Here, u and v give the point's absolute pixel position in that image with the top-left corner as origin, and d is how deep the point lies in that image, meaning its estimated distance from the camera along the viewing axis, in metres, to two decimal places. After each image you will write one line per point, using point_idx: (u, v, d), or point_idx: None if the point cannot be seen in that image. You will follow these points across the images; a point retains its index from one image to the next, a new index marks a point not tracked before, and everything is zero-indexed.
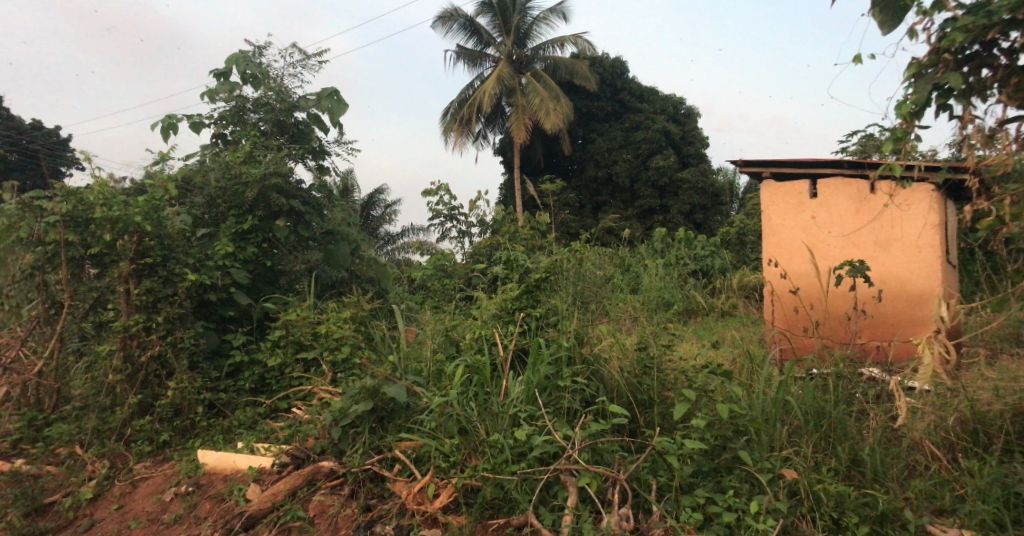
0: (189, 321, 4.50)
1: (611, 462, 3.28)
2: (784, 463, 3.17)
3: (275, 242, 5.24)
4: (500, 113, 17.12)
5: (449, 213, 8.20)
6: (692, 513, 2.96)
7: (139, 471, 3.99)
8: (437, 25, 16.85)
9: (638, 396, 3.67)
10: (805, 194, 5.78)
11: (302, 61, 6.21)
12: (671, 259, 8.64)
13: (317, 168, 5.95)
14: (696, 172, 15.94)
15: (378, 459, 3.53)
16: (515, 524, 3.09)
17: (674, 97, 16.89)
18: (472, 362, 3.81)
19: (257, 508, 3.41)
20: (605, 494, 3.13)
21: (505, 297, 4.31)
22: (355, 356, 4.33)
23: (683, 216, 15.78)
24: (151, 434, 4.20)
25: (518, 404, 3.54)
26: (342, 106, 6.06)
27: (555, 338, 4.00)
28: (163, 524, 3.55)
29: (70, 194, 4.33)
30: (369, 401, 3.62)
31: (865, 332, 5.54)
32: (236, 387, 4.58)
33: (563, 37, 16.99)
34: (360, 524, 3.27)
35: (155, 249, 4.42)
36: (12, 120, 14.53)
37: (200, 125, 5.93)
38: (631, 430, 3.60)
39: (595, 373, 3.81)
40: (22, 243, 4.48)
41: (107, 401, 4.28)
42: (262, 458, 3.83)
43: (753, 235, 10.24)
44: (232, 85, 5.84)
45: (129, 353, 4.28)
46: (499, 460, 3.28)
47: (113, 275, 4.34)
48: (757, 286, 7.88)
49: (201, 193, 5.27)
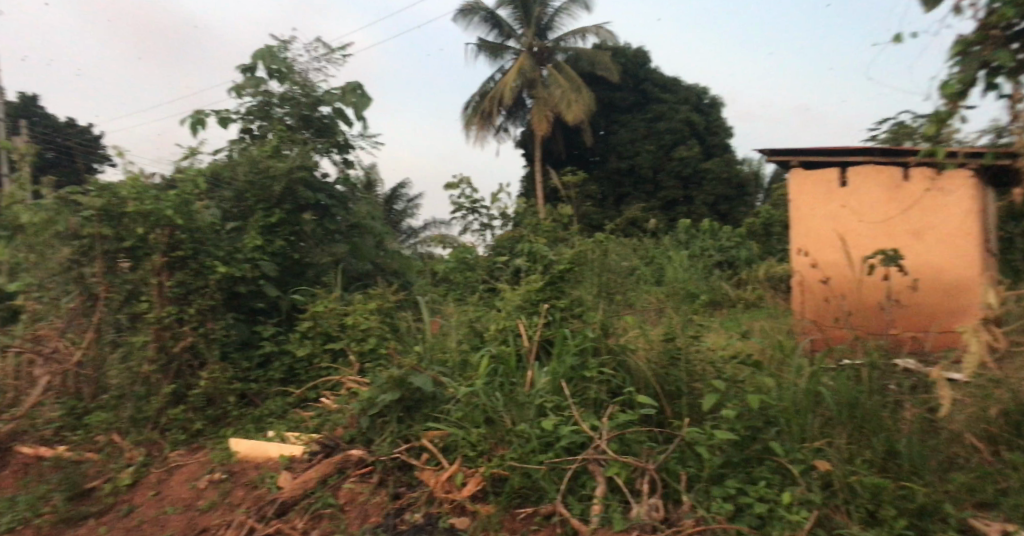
0: (219, 312, 4.62)
1: (639, 452, 3.30)
2: (817, 454, 3.14)
3: (302, 235, 5.33)
4: (521, 106, 17.07)
5: (471, 206, 8.15)
6: (723, 504, 2.97)
7: (174, 459, 4.08)
8: (457, 19, 16.85)
9: (665, 388, 3.64)
10: (835, 182, 5.70)
11: (326, 55, 6.27)
12: (695, 251, 8.58)
13: (342, 161, 6.03)
14: (722, 163, 15.80)
15: (406, 448, 3.58)
16: (543, 513, 3.13)
17: (698, 87, 16.77)
18: (498, 353, 3.91)
19: (289, 495, 3.46)
20: (633, 485, 3.15)
21: (529, 289, 4.30)
22: (382, 347, 4.46)
23: (708, 207, 15.65)
24: (185, 423, 4.29)
25: (544, 394, 3.59)
26: (366, 100, 6.11)
27: (581, 330, 4.04)
28: (198, 511, 3.61)
29: (104, 189, 4.39)
30: (396, 390, 3.66)
31: (900, 323, 5.48)
32: (267, 378, 4.69)
33: (584, 27, 16.88)
34: (389, 511, 3.33)
35: (186, 242, 4.52)
36: (48, 119, 14.83)
37: (228, 121, 6.03)
38: (660, 421, 3.58)
39: (622, 363, 3.80)
40: (60, 237, 4.52)
41: (141, 391, 4.32)
42: (293, 446, 3.91)
43: (779, 225, 10.08)
44: (258, 80, 5.93)
45: (162, 344, 4.34)
46: (526, 449, 3.31)
47: (145, 267, 4.42)
48: (785, 277, 7.80)
49: (229, 187, 5.31)
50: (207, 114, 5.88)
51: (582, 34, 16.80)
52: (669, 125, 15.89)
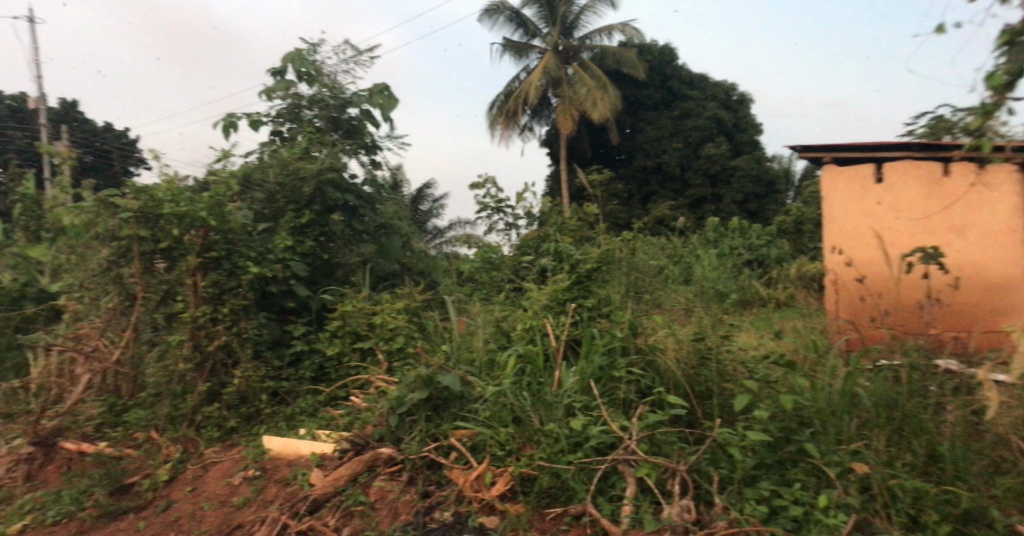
0: (252, 312, 4.70)
1: (670, 453, 3.28)
2: (854, 457, 3.11)
3: (331, 235, 5.39)
4: (546, 105, 17.05)
5: (496, 206, 8.20)
6: (757, 506, 2.94)
7: (209, 456, 4.16)
8: (483, 19, 16.87)
9: (696, 388, 3.61)
10: (870, 179, 5.63)
11: (354, 57, 6.33)
12: (724, 249, 8.50)
13: (370, 163, 6.07)
14: (751, 160, 15.61)
15: (434, 446, 3.60)
16: (573, 513, 3.13)
17: (726, 83, 16.58)
18: (525, 352, 3.95)
19: (320, 492, 3.48)
20: (664, 486, 3.14)
21: (556, 288, 4.33)
22: (410, 346, 4.52)
23: (737, 205, 15.47)
24: (219, 420, 4.36)
25: (572, 394, 3.58)
26: (394, 102, 6.15)
27: (609, 329, 4.03)
28: (233, 507, 3.67)
29: (141, 192, 4.48)
30: (425, 389, 3.69)
31: (941, 322, 5.36)
32: (298, 376, 4.76)
33: (610, 25, 16.79)
34: (419, 509, 3.35)
35: (220, 243, 4.59)
36: (86, 123, 15.19)
37: (259, 124, 6.11)
38: (690, 421, 3.55)
39: (651, 363, 3.78)
40: (99, 239, 4.63)
41: (178, 389, 4.43)
42: (324, 444, 3.97)
43: (811, 223, 9.93)
44: (288, 83, 6.00)
45: (197, 343, 4.42)
46: (555, 449, 3.32)
47: (181, 268, 4.50)
48: (817, 275, 7.68)
49: (260, 189, 5.39)
50: (239, 117, 5.97)
51: (608, 32, 16.72)
52: (696, 123, 15.75)
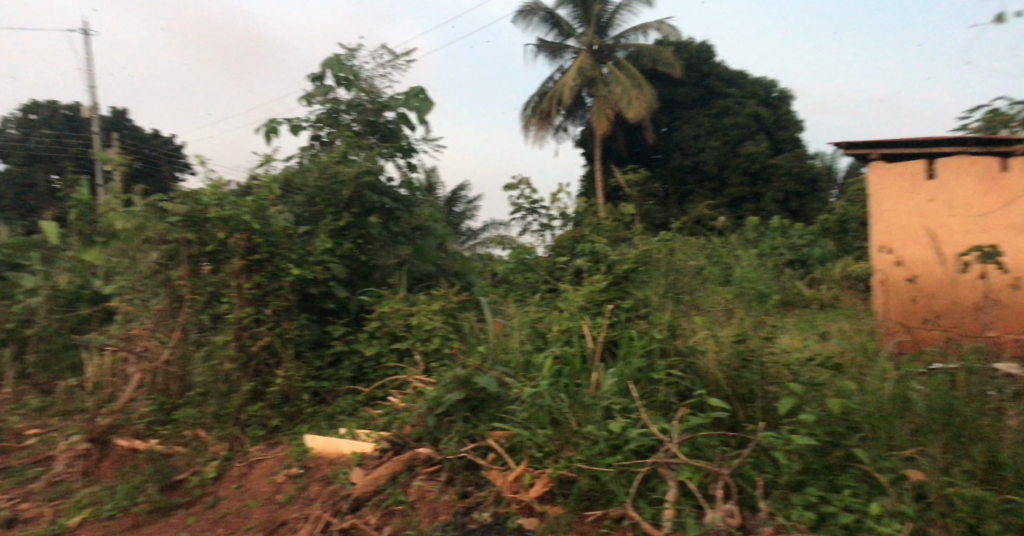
0: (294, 313, 4.80)
1: (711, 456, 3.25)
2: (907, 463, 3.00)
3: (369, 238, 5.42)
4: (581, 105, 16.99)
5: (530, 207, 8.18)
6: (804, 512, 2.89)
7: (254, 454, 4.24)
8: (517, 20, 16.88)
9: (738, 390, 3.53)
10: (921, 175, 5.46)
11: (391, 61, 6.39)
12: (765, 249, 8.35)
13: (407, 166, 6.12)
14: (793, 157, 15.30)
15: (472, 447, 3.61)
16: (613, 516, 3.10)
17: (766, 80, 16.28)
18: (562, 353, 3.96)
19: (361, 491, 3.51)
20: (707, 490, 3.09)
21: (592, 289, 4.40)
22: (446, 347, 4.59)
23: (778, 204, 15.19)
24: (263, 419, 4.45)
25: (611, 396, 3.57)
26: (429, 105, 6.19)
27: (647, 331, 4.02)
28: (278, 504, 3.73)
29: (188, 196, 4.58)
30: (461, 390, 3.71)
31: (999, 324, 5.21)
32: (338, 376, 4.84)
33: (646, 23, 16.65)
34: (458, 510, 3.36)
35: (262, 246, 4.68)
36: (134, 130, 15.67)
37: (299, 128, 6.21)
38: (732, 424, 3.49)
39: (691, 365, 3.71)
40: (149, 242, 4.75)
41: (223, 389, 4.46)
42: (364, 443, 4.01)
43: (856, 222, 9.68)
44: (326, 88, 6.08)
45: (241, 344, 4.50)
46: (594, 452, 3.29)
47: (226, 271, 4.59)
48: (863, 275, 7.50)
49: (300, 193, 5.46)
50: (280, 122, 6.07)
51: (644, 30, 16.59)
52: (735, 120, 15.51)
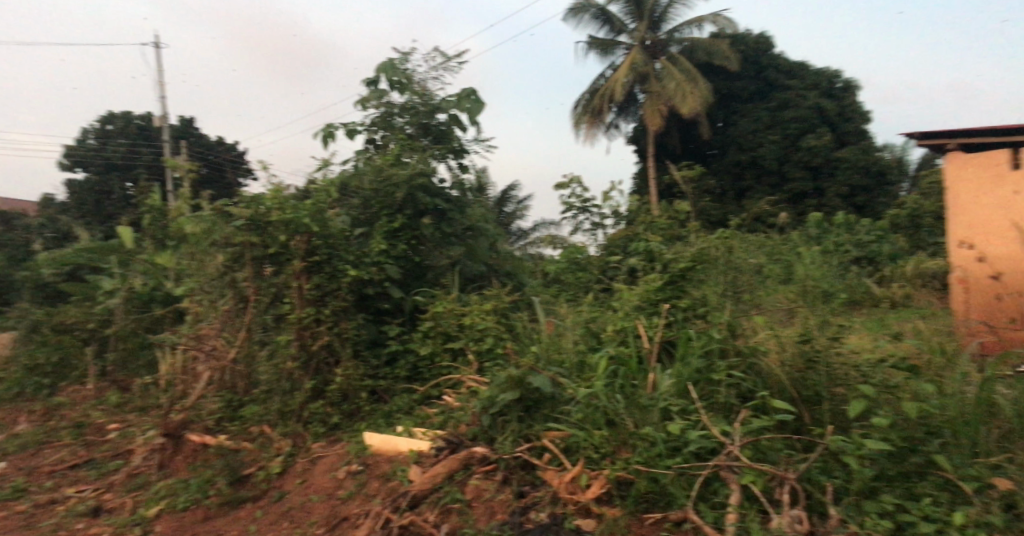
0: (351, 313, 4.86)
1: (776, 460, 3.13)
2: (994, 472, 2.84)
3: (422, 238, 5.47)
4: (633, 102, 16.79)
5: (581, 206, 8.10)
6: (879, 521, 2.76)
7: (316, 451, 4.31)
8: (568, 18, 16.80)
9: (803, 392, 3.41)
10: (1005, 165, 5.17)
11: (443, 63, 6.43)
12: (829, 246, 8.08)
13: (458, 167, 6.14)
14: (858, 150, 14.75)
15: (527, 447, 3.59)
16: (672, 519, 3.03)
17: (830, 70, 15.73)
18: (617, 354, 3.89)
19: (419, 489, 3.52)
20: (773, 495, 2.99)
21: (648, 288, 4.29)
22: (499, 347, 4.57)
23: (842, 199, 14.68)
24: (324, 416, 4.53)
25: (669, 397, 3.48)
26: (481, 105, 6.20)
27: (706, 330, 3.91)
28: (340, 500, 3.78)
29: (252, 201, 4.69)
30: (516, 390, 3.69)
31: None
32: (393, 375, 4.88)
33: (700, 17, 16.33)
34: (514, 509, 3.33)
35: (322, 248, 4.76)
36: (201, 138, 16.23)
37: (355, 132, 6.30)
38: (797, 427, 3.38)
39: (753, 366, 3.61)
40: (216, 246, 4.88)
41: (286, 386, 4.60)
42: (421, 441, 4.04)
43: (930, 217, 9.26)
44: (380, 92, 6.16)
45: (303, 343, 4.61)
46: (652, 453, 3.22)
47: (287, 272, 4.70)
48: (938, 273, 7.16)
49: (356, 196, 5.55)
50: (337, 126, 6.18)
51: (698, 23, 16.28)
52: (796, 113, 15.05)
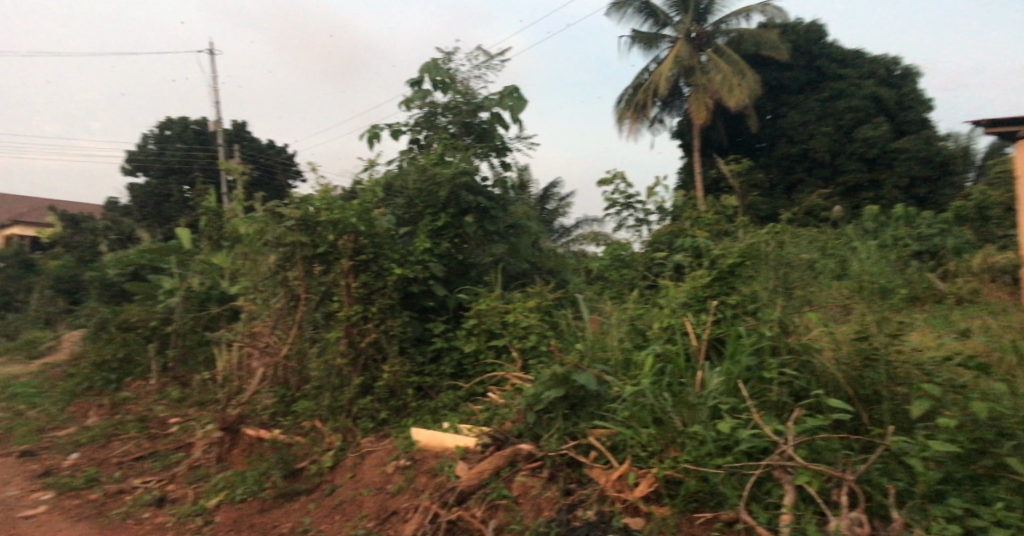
0: (397, 311, 4.89)
1: (833, 461, 3.03)
2: None
3: (466, 237, 5.48)
4: (677, 96, 16.55)
5: (625, 202, 8.01)
6: (946, 525, 2.64)
7: (365, 445, 4.35)
8: (612, 13, 16.64)
9: (860, 391, 3.30)
10: None
11: (486, 62, 6.43)
12: (886, 241, 7.80)
13: (501, 165, 6.13)
14: (918, 140, 14.19)
15: (573, 445, 3.56)
16: (724, 519, 2.97)
17: (885, 58, 15.19)
18: (663, 351, 3.80)
19: (466, 484, 3.52)
20: (830, 496, 2.89)
21: (694, 285, 4.20)
22: (543, 344, 4.51)
23: (900, 191, 14.16)
24: (372, 412, 4.57)
25: (718, 395, 3.41)
26: (523, 103, 6.18)
27: (757, 328, 3.81)
28: (389, 494, 3.80)
29: (302, 201, 4.76)
30: (560, 387, 3.66)
31: None
32: (439, 371, 4.90)
33: (748, 7, 15.99)
34: (562, 506, 3.29)
35: (369, 247, 4.79)
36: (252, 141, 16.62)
37: (399, 132, 6.36)
38: (854, 428, 3.28)
39: (806, 364, 3.50)
40: (269, 246, 4.97)
41: (336, 382, 4.68)
42: (467, 437, 4.03)
43: (999, 209, 8.84)
44: (424, 93, 6.20)
45: (351, 339, 4.68)
46: (702, 452, 3.15)
47: (335, 270, 4.77)
48: (1008, 267, 6.83)
49: (400, 195, 5.61)
50: (382, 127, 6.24)
51: (746, 14, 15.95)
52: (850, 104, 14.62)
